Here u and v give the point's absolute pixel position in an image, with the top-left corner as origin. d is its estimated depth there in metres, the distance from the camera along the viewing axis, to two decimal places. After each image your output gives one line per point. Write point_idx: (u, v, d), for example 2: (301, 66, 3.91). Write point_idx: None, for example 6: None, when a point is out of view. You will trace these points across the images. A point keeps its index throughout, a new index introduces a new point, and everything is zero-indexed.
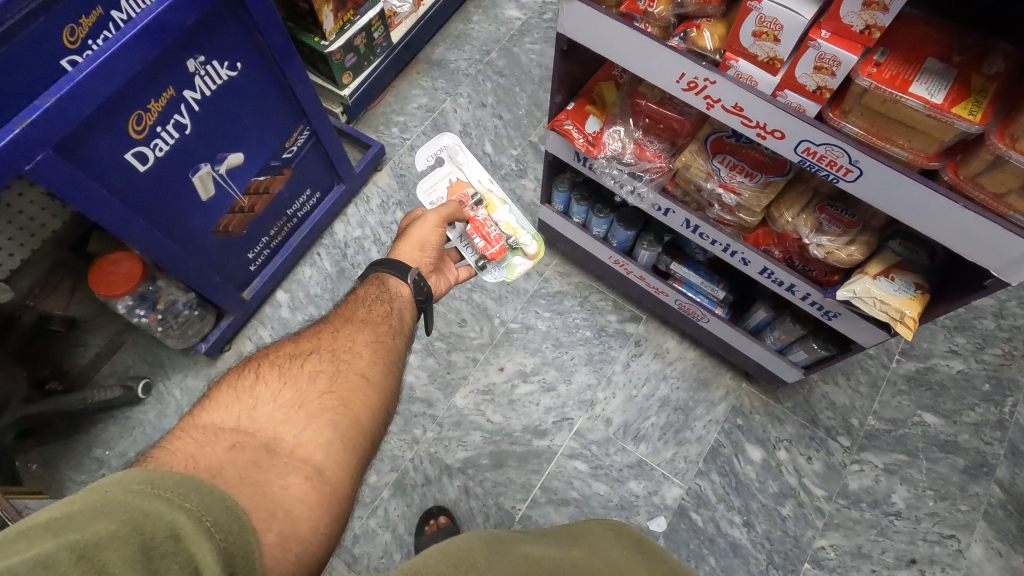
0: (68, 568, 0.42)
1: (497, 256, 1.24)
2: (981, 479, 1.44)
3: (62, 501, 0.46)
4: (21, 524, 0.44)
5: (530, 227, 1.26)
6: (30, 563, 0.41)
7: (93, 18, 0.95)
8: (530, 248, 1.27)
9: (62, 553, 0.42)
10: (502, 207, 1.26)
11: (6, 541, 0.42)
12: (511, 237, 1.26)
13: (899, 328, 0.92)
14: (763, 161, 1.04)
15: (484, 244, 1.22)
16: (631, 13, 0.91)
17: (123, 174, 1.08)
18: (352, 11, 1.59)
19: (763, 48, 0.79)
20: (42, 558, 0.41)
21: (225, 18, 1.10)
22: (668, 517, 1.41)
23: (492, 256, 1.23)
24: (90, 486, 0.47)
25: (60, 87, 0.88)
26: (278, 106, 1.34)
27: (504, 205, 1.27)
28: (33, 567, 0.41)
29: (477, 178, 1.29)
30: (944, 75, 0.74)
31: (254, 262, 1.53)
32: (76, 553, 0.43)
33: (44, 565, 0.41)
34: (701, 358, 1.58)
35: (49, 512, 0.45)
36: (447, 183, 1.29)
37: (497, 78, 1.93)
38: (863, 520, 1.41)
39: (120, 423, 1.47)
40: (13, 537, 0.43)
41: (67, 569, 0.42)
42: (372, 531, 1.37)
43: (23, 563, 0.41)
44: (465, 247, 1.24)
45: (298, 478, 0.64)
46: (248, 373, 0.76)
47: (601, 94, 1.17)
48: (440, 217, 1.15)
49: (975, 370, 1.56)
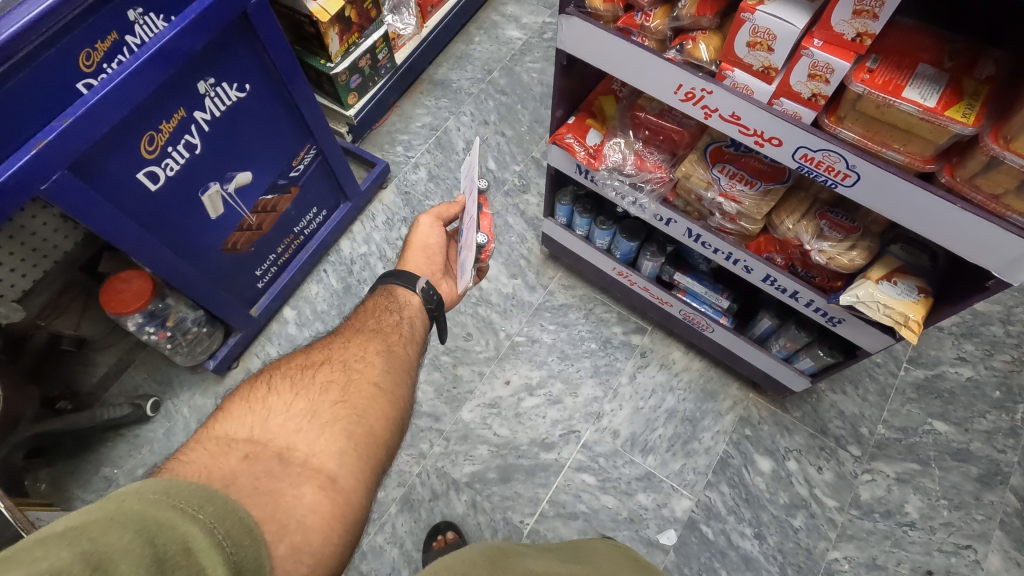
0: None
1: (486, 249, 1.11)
2: (996, 488, 1.42)
3: (80, 511, 0.46)
4: (39, 532, 0.43)
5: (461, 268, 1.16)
6: (45, 574, 0.40)
7: (108, 43, 0.98)
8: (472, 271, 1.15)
9: (77, 564, 0.42)
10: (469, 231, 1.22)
11: (22, 549, 0.42)
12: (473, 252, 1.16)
13: (904, 332, 0.92)
14: (762, 169, 1.05)
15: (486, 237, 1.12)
16: (629, 27, 0.94)
17: (134, 193, 1.10)
18: (357, 34, 1.63)
19: (757, 57, 0.81)
20: (58, 569, 0.41)
21: (235, 41, 1.14)
22: (678, 530, 1.39)
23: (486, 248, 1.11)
24: (106, 495, 0.47)
25: (75, 110, 0.91)
26: (287, 126, 1.37)
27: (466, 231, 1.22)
28: None
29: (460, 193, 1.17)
30: (936, 80, 0.76)
31: (261, 280, 1.55)
32: (91, 565, 0.43)
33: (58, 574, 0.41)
34: (707, 369, 1.57)
35: (68, 520, 0.45)
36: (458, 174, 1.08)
37: (499, 96, 1.97)
38: (877, 531, 1.39)
39: (128, 442, 1.47)
40: (29, 545, 0.42)
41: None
42: (379, 547, 1.36)
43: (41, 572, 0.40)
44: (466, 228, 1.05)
45: (312, 488, 0.65)
46: (261, 385, 0.77)
47: (601, 107, 1.20)
48: (434, 217, 1.17)
49: (984, 377, 1.55)
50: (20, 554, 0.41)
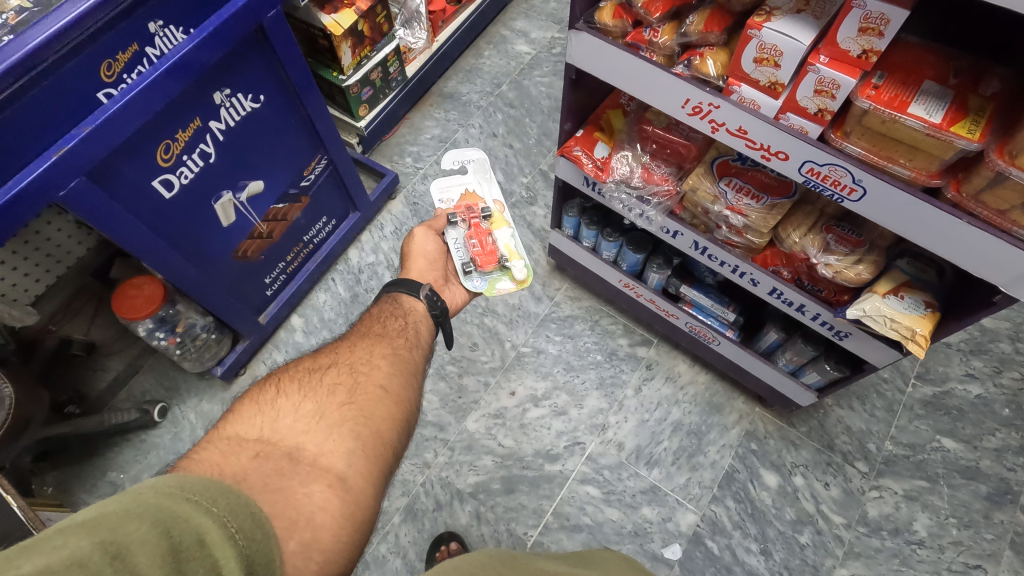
0: (101, 567, 0.43)
1: (483, 263, 1.17)
2: (1006, 507, 1.40)
3: (97, 503, 0.46)
4: (60, 522, 0.44)
5: (526, 255, 1.19)
6: (67, 563, 0.41)
7: (129, 54, 1.00)
8: (519, 273, 1.18)
9: (96, 554, 0.43)
10: (502, 229, 1.21)
11: (43, 538, 0.42)
12: (506, 256, 1.20)
13: (910, 346, 0.92)
14: (768, 183, 1.06)
15: (475, 248, 1.18)
16: (637, 43, 0.96)
17: (148, 201, 1.12)
18: (369, 48, 1.65)
19: (764, 73, 0.83)
20: (78, 557, 0.42)
21: (251, 53, 1.16)
22: (683, 544, 1.38)
23: (479, 262, 1.17)
24: (124, 489, 0.48)
25: (94, 118, 0.93)
26: (299, 136, 1.39)
27: (509, 227, 1.22)
28: (71, 565, 0.41)
29: (493, 198, 1.29)
30: (941, 97, 0.76)
31: (270, 287, 1.57)
32: (109, 554, 0.43)
33: (79, 563, 0.42)
34: (713, 383, 1.57)
35: (87, 512, 0.45)
36: (462, 189, 1.31)
37: (508, 109, 2.00)
38: (884, 548, 1.37)
39: (135, 447, 1.48)
40: (50, 535, 0.43)
41: (101, 569, 0.43)
42: (382, 557, 1.36)
43: (61, 562, 0.41)
44: (458, 247, 1.20)
45: (321, 486, 0.65)
46: (270, 387, 0.78)
47: (608, 121, 1.22)
48: (429, 229, 1.22)
49: (993, 395, 1.53)
50: (41, 543, 0.42)
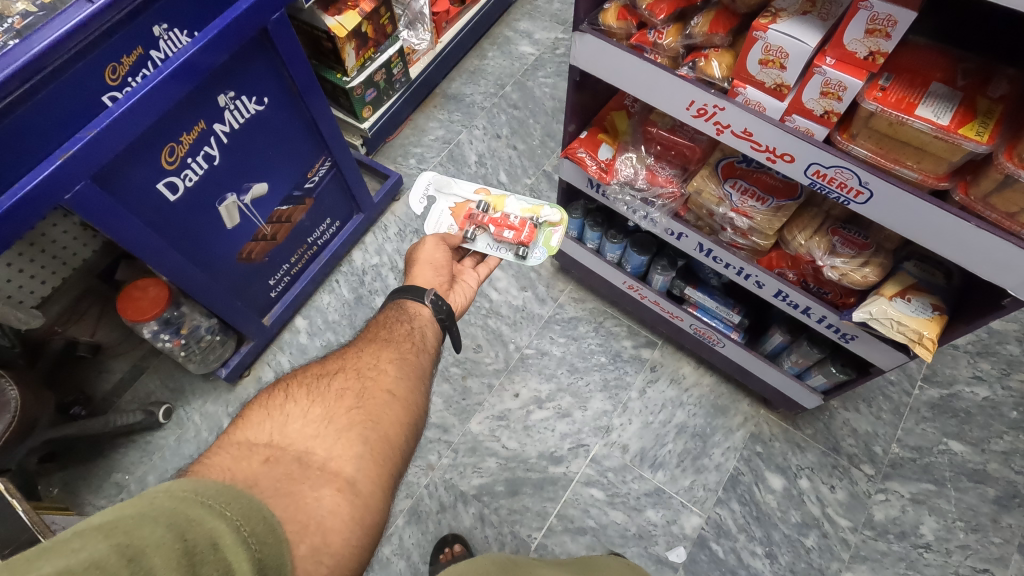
0: (118, 569, 0.42)
1: (531, 238, 1.24)
2: (1014, 510, 1.39)
3: (113, 507, 0.47)
4: (76, 525, 0.45)
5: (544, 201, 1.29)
6: (83, 564, 0.41)
7: (133, 57, 1.01)
8: (554, 217, 1.29)
9: (112, 556, 0.43)
10: (509, 202, 1.28)
11: (61, 540, 0.43)
12: (534, 217, 1.28)
13: (919, 350, 0.91)
14: (774, 185, 1.06)
15: (515, 233, 1.23)
16: (642, 44, 0.96)
17: (152, 203, 1.12)
18: (373, 49, 1.65)
19: (770, 75, 0.82)
20: (96, 559, 0.42)
21: (255, 55, 1.17)
22: (687, 547, 1.38)
23: (528, 239, 1.23)
24: (138, 494, 0.48)
25: (99, 122, 0.93)
26: (302, 138, 1.39)
27: (509, 197, 1.30)
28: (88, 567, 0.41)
29: (470, 191, 1.32)
30: (949, 98, 0.75)
31: (275, 289, 1.57)
32: (126, 557, 0.43)
33: (96, 565, 0.42)
34: (718, 385, 1.57)
35: (103, 515, 0.46)
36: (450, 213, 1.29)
37: (512, 110, 1.99)
38: (891, 552, 1.36)
39: (140, 448, 1.48)
40: (67, 537, 0.43)
41: (118, 570, 0.42)
42: (386, 558, 1.36)
43: (78, 564, 0.41)
44: (499, 249, 1.25)
45: (331, 490, 0.65)
46: (279, 392, 0.78)
47: (612, 122, 1.22)
48: (439, 238, 1.21)
49: (1001, 397, 1.52)
50: (59, 544, 0.42)
